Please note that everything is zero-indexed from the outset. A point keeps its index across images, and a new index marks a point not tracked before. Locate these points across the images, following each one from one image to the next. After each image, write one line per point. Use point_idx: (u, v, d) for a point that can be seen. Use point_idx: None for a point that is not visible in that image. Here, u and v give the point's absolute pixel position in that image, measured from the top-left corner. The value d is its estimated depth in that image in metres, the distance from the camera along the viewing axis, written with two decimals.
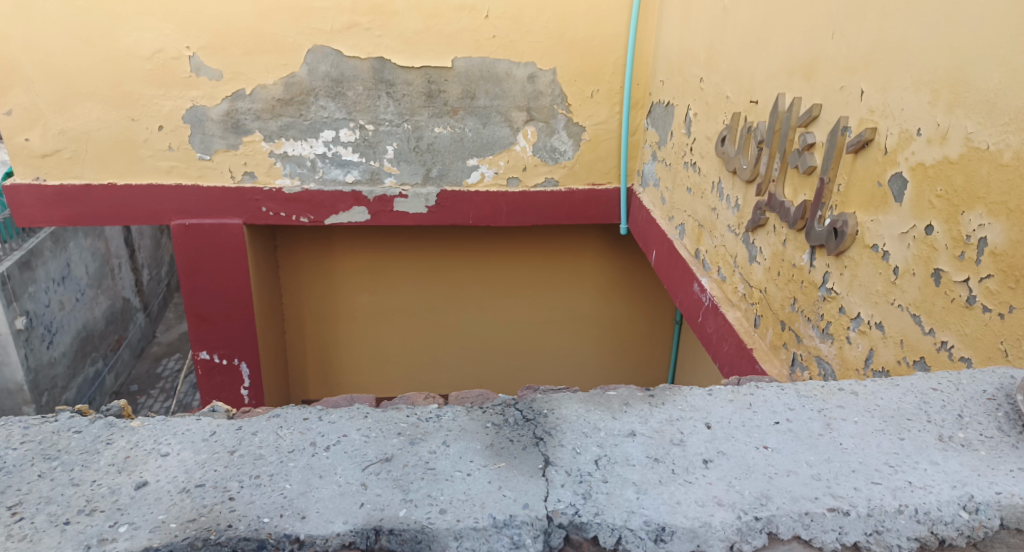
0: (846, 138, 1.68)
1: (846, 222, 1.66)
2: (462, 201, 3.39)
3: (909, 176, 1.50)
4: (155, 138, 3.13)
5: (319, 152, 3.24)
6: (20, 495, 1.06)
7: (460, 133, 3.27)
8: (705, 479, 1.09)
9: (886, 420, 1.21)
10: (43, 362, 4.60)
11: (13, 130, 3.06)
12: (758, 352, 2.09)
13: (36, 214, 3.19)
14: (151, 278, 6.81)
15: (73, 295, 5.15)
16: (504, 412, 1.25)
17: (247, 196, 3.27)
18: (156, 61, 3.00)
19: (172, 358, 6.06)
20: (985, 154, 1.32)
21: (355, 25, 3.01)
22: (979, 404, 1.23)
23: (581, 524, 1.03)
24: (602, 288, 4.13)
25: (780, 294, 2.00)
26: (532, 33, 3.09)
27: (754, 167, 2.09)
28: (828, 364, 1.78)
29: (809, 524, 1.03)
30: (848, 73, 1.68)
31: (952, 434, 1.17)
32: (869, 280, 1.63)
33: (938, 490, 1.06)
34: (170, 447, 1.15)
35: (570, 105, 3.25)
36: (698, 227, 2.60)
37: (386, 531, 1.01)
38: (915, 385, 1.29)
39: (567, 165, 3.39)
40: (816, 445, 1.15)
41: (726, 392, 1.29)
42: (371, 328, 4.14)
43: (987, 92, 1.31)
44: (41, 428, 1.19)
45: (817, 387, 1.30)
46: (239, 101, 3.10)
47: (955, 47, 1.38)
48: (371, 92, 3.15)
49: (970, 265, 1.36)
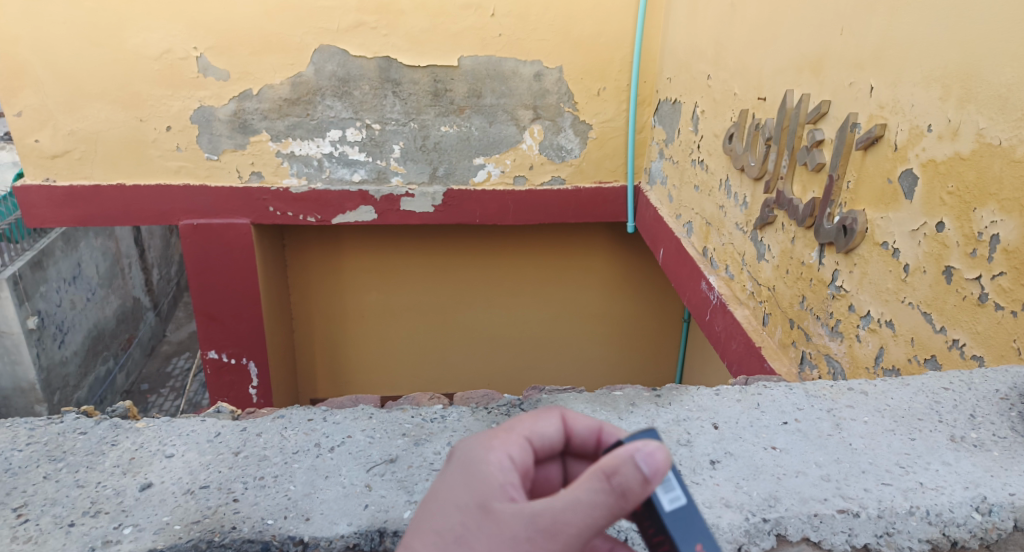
0: (856, 134, 1.66)
1: (855, 220, 1.64)
2: (468, 199, 3.39)
3: (920, 172, 1.48)
4: (163, 138, 3.14)
5: (326, 152, 3.24)
6: (26, 497, 1.06)
7: (467, 132, 3.26)
8: (712, 480, 1.08)
9: (896, 419, 1.19)
10: (55, 361, 4.63)
11: (24, 131, 3.08)
12: (767, 351, 2.07)
13: (46, 214, 3.20)
14: (161, 277, 6.84)
15: (85, 294, 5.18)
16: (510, 413, 1.24)
17: (255, 196, 3.28)
18: (164, 62, 3.01)
19: (182, 357, 6.09)
20: (997, 149, 1.30)
21: (361, 24, 3.01)
22: (991, 404, 1.21)
23: None
24: (609, 285, 4.11)
25: (789, 291, 1.98)
26: (539, 31, 3.08)
27: (762, 164, 2.08)
28: (837, 361, 1.76)
29: (819, 526, 1.01)
30: (858, 69, 1.66)
31: (964, 434, 1.15)
32: (879, 278, 1.61)
33: (950, 492, 1.04)
34: (175, 448, 1.15)
35: (576, 103, 3.24)
36: (706, 225, 2.58)
37: (391, 533, 1.01)
38: (926, 385, 1.28)
39: (574, 164, 3.37)
40: (826, 446, 1.14)
41: (734, 392, 1.28)
42: (379, 326, 4.14)
43: (999, 87, 1.30)
44: (47, 429, 1.19)
45: (826, 386, 1.28)
46: (246, 101, 3.11)
47: (965, 42, 1.36)
48: (378, 91, 3.14)
49: (981, 262, 1.34)
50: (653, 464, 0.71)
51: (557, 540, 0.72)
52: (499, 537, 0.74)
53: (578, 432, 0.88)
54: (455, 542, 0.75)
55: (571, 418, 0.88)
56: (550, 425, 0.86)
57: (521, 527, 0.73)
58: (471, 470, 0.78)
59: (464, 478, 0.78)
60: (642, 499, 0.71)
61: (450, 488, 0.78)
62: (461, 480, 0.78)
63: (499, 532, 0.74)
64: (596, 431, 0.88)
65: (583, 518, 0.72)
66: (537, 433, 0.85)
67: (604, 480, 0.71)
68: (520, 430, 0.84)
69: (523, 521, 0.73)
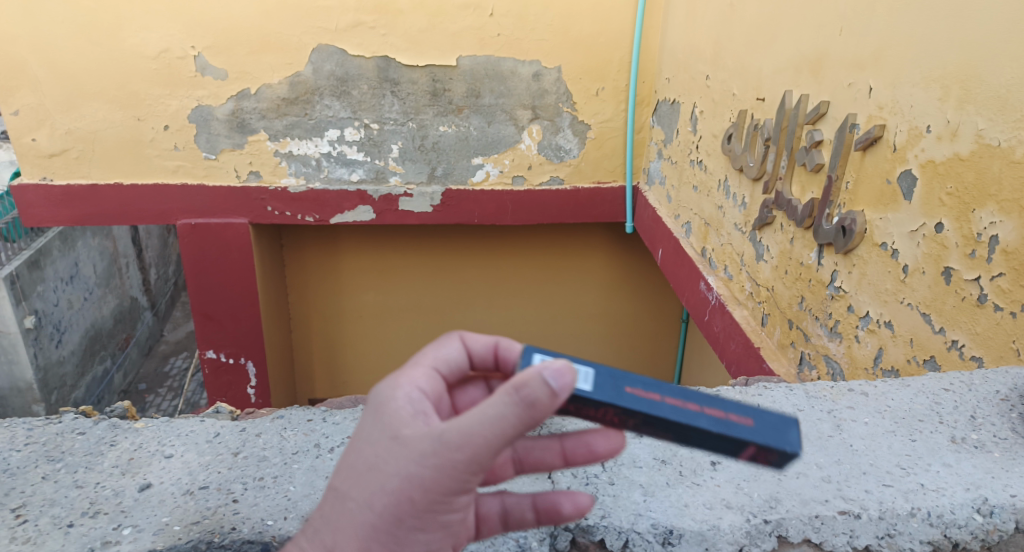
0: (855, 135, 1.66)
1: (854, 220, 1.64)
2: (467, 199, 3.39)
3: (919, 173, 1.48)
4: (161, 138, 3.13)
5: (324, 151, 3.23)
6: (24, 497, 1.06)
7: (465, 131, 3.26)
8: (713, 481, 1.08)
9: (897, 421, 1.19)
10: (52, 361, 4.61)
11: (21, 130, 3.07)
12: (766, 351, 2.08)
13: (43, 214, 3.19)
14: (158, 277, 6.83)
15: (81, 294, 5.17)
16: None
17: (253, 195, 3.27)
18: (162, 61, 3.00)
19: (179, 357, 6.07)
20: (996, 150, 1.30)
21: (359, 24, 3.01)
22: (991, 405, 1.20)
23: (588, 527, 1.03)
24: (608, 285, 4.11)
25: (787, 292, 1.98)
26: (537, 31, 3.07)
27: (761, 164, 2.07)
28: (836, 362, 1.76)
29: (820, 527, 1.02)
30: (857, 70, 1.66)
31: (965, 435, 1.15)
32: (878, 279, 1.61)
33: (951, 493, 1.04)
34: (174, 448, 1.15)
35: (575, 103, 3.23)
36: (704, 225, 2.58)
37: None
38: (927, 386, 1.28)
39: (573, 164, 3.37)
40: (826, 447, 1.14)
41: (734, 393, 1.28)
42: (377, 326, 4.13)
43: (998, 88, 1.30)
44: (45, 429, 1.19)
45: (826, 387, 1.28)
46: (244, 101, 3.11)
47: (965, 43, 1.36)
48: (376, 91, 3.14)
49: (980, 263, 1.34)
50: (561, 380, 0.76)
51: (466, 452, 0.77)
52: (411, 458, 0.80)
53: (476, 349, 0.96)
54: (366, 470, 0.82)
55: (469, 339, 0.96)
56: (450, 350, 0.94)
57: (428, 444, 0.79)
58: (381, 409, 0.85)
59: (375, 416, 0.84)
60: (550, 412, 0.76)
61: (367, 428, 0.85)
62: (374, 418, 0.85)
63: (410, 453, 0.80)
64: (492, 347, 0.96)
65: (491, 430, 0.76)
66: (441, 361, 0.93)
67: (512, 393, 0.76)
68: (424, 362, 0.92)
69: (431, 441, 0.79)
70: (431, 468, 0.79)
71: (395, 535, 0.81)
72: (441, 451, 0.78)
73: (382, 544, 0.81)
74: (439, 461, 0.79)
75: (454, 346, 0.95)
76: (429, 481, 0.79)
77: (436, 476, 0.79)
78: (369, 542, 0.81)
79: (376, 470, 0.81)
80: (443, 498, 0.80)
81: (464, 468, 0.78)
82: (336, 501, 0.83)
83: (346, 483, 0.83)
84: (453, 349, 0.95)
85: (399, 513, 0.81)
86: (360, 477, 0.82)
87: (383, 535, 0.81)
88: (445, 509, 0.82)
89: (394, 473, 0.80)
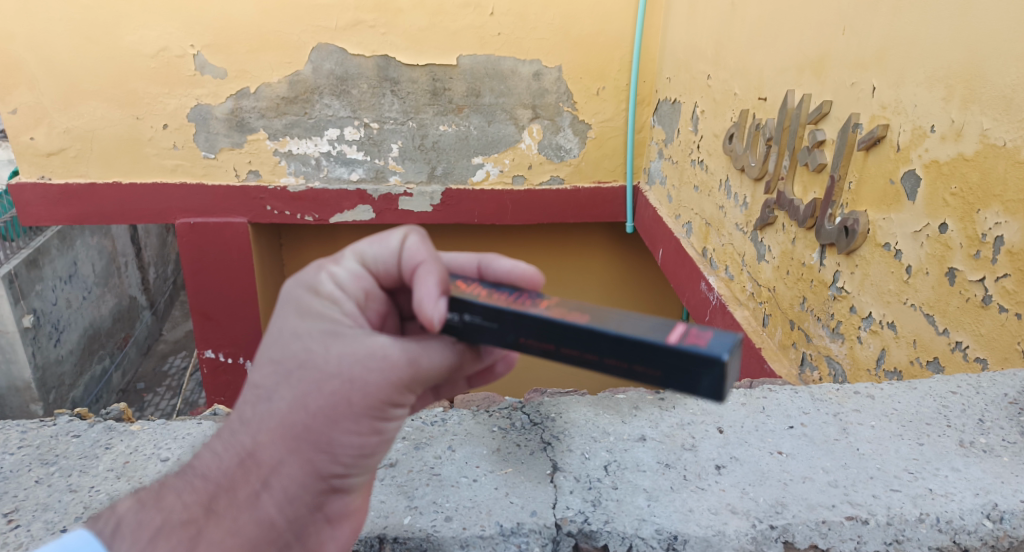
0: (858, 135, 1.65)
1: (857, 221, 1.63)
2: (466, 199, 3.37)
3: (922, 173, 1.46)
4: (160, 137, 3.12)
5: (324, 150, 3.22)
6: (16, 502, 1.04)
7: (465, 130, 3.24)
8: (718, 486, 1.07)
9: (904, 424, 1.18)
10: (51, 360, 4.59)
11: (19, 129, 3.05)
12: (767, 352, 2.07)
13: (41, 213, 3.17)
14: (157, 276, 6.83)
15: (80, 293, 5.15)
16: (511, 416, 1.23)
17: (251, 195, 3.26)
18: (161, 59, 2.99)
19: (178, 356, 6.05)
20: (1001, 150, 1.28)
21: (359, 22, 2.99)
22: (1000, 408, 1.19)
23: (592, 532, 1.02)
24: (606, 286, 4.09)
25: (789, 293, 1.97)
26: (538, 30, 3.05)
27: (762, 164, 2.05)
28: (838, 363, 1.75)
29: (826, 533, 1.00)
30: (860, 69, 1.65)
31: (973, 439, 1.14)
32: (881, 279, 1.59)
33: (960, 498, 1.03)
34: (170, 451, 1.13)
35: (575, 102, 3.22)
36: (705, 225, 2.57)
37: (391, 539, 1.01)
38: (934, 388, 1.26)
39: (573, 163, 3.35)
40: (833, 451, 1.12)
41: (738, 395, 1.26)
42: None
43: (1004, 88, 1.28)
44: (40, 432, 1.18)
45: (832, 390, 1.27)
46: (243, 99, 3.09)
47: (970, 42, 1.35)
48: (376, 90, 3.12)
49: (985, 264, 1.33)
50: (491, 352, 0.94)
51: (413, 366, 0.85)
52: (352, 357, 0.84)
53: (405, 261, 0.90)
54: (297, 368, 0.85)
55: (403, 247, 0.91)
56: (385, 252, 0.92)
57: (369, 347, 0.85)
58: (305, 303, 0.88)
59: (302, 309, 0.88)
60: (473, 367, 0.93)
61: (292, 320, 0.88)
62: (302, 312, 0.88)
63: (351, 353, 0.84)
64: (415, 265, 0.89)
65: (436, 359, 0.87)
66: (374, 262, 0.93)
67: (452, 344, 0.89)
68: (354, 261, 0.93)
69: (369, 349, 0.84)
70: (374, 372, 0.84)
71: (326, 434, 0.84)
72: (388, 358, 0.84)
73: (312, 443, 0.84)
74: (385, 365, 0.84)
75: (392, 244, 0.92)
76: (371, 385, 0.84)
77: (378, 383, 0.84)
78: (299, 442, 0.84)
79: (311, 369, 0.84)
80: (379, 404, 0.85)
81: (406, 383, 0.86)
82: (260, 400, 0.86)
83: (270, 381, 0.86)
84: (389, 247, 0.92)
85: (334, 415, 0.84)
86: (289, 376, 0.85)
87: (314, 434, 0.84)
88: (380, 415, 0.86)
89: (332, 374, 0.84)
